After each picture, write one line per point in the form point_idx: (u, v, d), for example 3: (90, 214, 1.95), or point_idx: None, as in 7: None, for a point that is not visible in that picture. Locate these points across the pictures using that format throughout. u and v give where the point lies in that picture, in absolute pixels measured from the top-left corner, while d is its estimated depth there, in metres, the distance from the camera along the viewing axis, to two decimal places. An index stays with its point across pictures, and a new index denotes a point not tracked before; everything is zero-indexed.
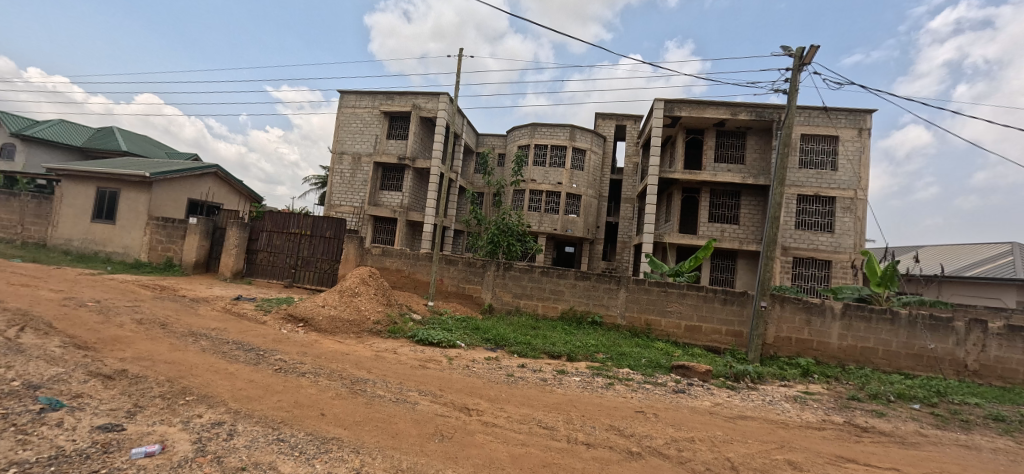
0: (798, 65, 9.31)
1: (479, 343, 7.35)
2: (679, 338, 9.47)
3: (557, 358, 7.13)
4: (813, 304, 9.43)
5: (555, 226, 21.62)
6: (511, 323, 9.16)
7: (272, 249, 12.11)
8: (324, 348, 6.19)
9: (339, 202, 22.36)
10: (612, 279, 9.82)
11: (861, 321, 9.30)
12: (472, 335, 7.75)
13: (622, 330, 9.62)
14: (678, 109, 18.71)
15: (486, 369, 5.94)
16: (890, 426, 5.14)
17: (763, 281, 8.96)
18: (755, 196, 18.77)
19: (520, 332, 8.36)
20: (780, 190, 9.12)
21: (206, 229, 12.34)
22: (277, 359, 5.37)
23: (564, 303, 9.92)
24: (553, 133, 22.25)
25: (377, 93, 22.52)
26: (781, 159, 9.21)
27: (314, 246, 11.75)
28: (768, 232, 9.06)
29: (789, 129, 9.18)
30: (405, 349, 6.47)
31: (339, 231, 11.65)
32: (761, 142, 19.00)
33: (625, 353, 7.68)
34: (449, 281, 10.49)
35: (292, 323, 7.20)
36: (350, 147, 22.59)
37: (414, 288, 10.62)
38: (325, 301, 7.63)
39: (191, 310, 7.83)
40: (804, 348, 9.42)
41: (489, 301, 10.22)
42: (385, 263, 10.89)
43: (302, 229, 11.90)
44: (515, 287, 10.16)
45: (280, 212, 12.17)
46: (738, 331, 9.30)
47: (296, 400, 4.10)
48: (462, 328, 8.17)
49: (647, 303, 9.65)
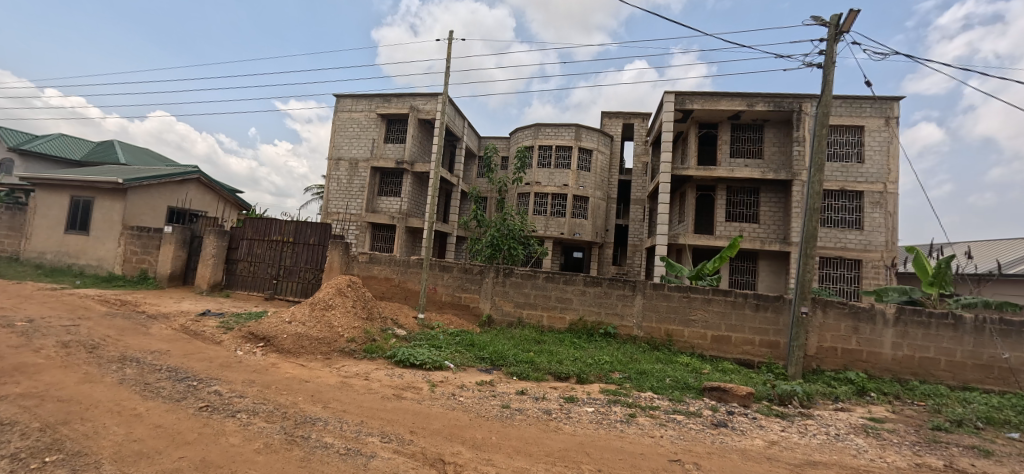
0: (834, 35, 8.14)
1: (472, 363, 6.19)
2: (705, 350, 8.26)
3: (565, 380, 5.95)
4: (860, 308, 8.17)
5: (562, 230, 20.50)
6: (511, 337, 7.98)
7: (253, 258, 11.11)
8: (279, 373, 5.10)
9: (336, 210, 21.46)
10: (626, 284, 8.62)
11: (918, 328, 8.03)
12: (465, 353, 6.59)
13: (639, 342, 8.42)
14: (690, 101, 17.55)
15: (476, 398, 4.78)
16: (1006, 471, 3.91)
17: (804, 282, 7.75)
18: (776, 192, 17.45)
19: (521, 348, 7.17)
20: (819, 179, 7.89)
21: (183, 238, 11.39)
22: (210, 392, 4.30)
23: (573, 312, 8.75)
24: (558, 133, 21.20)
25: (373, 95, 21.63)
26: (818, 141, 7.99)
27: (297, 254, 10.72)
28: (807, 226, 7.84)
29: (826, 108, 7.99)
30: (379, 373, 5.34)
31: (324, 236, 10.57)
32: (780, 134, 17.74)
33: (647, 371, 6.47)
34: (442, 290, 9.37)
35: (252, 342, 6.14)
36: (347, 152, 21.72)
37: (405, 299, 9.49)
38: (293, 316, 6.54)
39: (142, 329, 6.80)
40: (852, 360, 8.14)
41: (488, 312, 9.08)
42: (373, 271, 9.77)
43: (284, 236, 10.89)
44: (517, 295, 9.01)
45: (261, 218, 11.22)
46: (774, 341, 8.07)
47: (204, 457, 3.00)
48: (454, 344, 7.04)
49: (667, 311, 8.45)
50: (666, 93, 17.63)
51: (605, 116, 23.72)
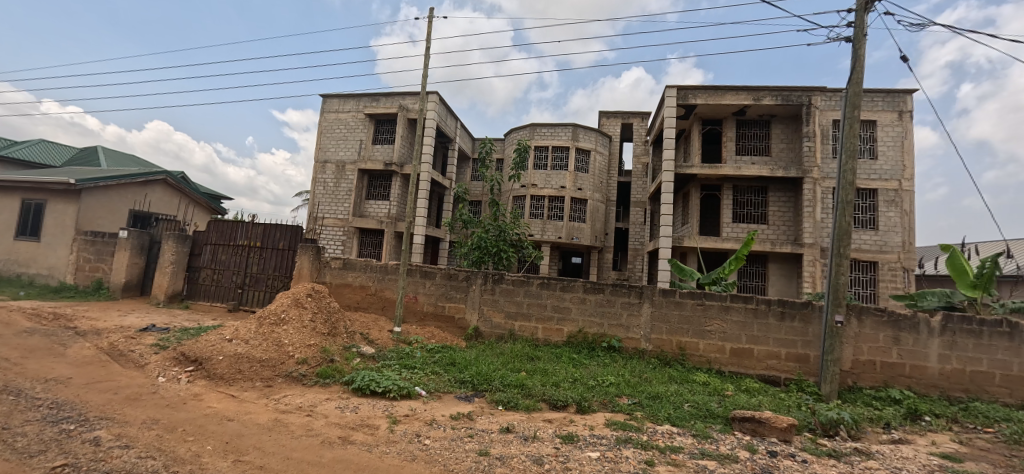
0: (864, 5, 7.18)
1: (449, 388, 5.08)
2: (724, 366, 7.21)
3: (562, 409, 4.86)
4: (901, 316, 7.13)
5: (560, 234, 19.46)
6: (501, 353, 6.87)
7: (217, 265, 10.03)
8: (198, 409, 4.03)
9: (321, 214, 20.39)
10: (631, 291, 7.55)
11: (967, 338, 7.00)
12: (443, 374, 5.51)
13: (648, 357, 7.35)
14: (693, 96, 16.61)
15: (447, 441, 3.72)
16: None
17: (837, 287, 6.72)
18: (785, 191, 16.47)
19: (511, 367, 6.07)
20: (852, 166, 6.89)
21: (141, 244, 10.32)
22: (84, 442, 3.23)
23: (571, 323, 7.68)
24: (554, 133, 20.24)
25: (360, 95, 20.64)
26: (850, 124, 7.02)
27: (264, 260, 9.60)
28: (839, 221, 6.85)
29: (857, 87, 7.06)
30: (328, 406, 4.23)
31: (294, 241, 9.47)
32: (788, 130, 16.78)
33: (662, 395, 5.41)
34: (424, 299, 8.27)
35: (182, 366, 5.06)
36: (333, 154, 20.70)
37: (381, 310, 8.38)
38: (235, 333, 5.46)
39: (57, 350, 5.72)
40: (894, 375, 7.08)
41: (475, 324, 7.99)
42: (347, 279, 8.64)
43: (251, 240, 9.80)
44: (507, 305, 7.94)
45: (226, 221, 10.17)
46: (802, 354, 7.05)
47: None
48: (432, 363, 5.94)
49: (679, 322, 7.38)
50: (667, 87, 16.69)
51: (604, 115, 22.76)
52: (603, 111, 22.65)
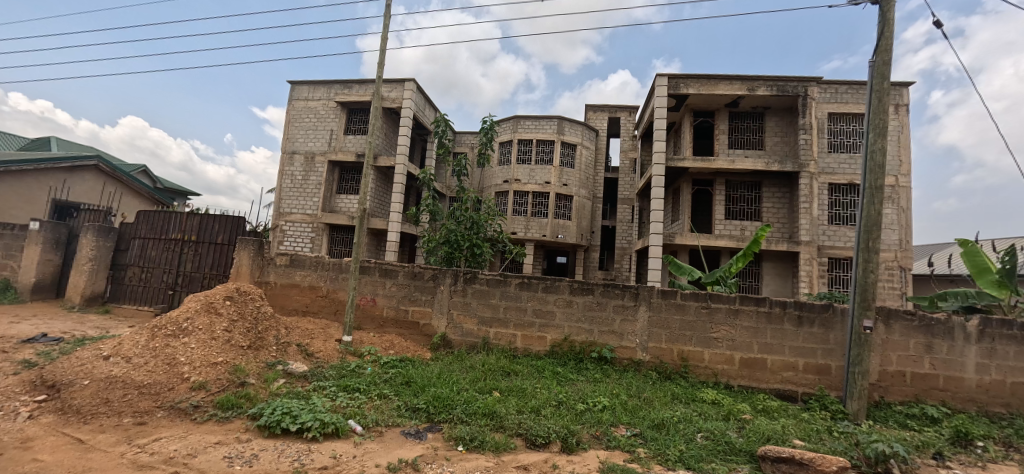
0: None
1: (398, 420, 3.89)
2: (733, 379, 6.18)
3: (543, 448, 3.71)
4: (934, 320, 6.18)
5: (544, 232, 18.37)
6: (471, 367, 5.70)
7: (146, 263, 8.65)
8: (12, 468, 2.78)
9: (288, 210, 18.91)
10: (626, 292, 6.45)
11: (1008, 345, 6.10)
12: (393, 399, 4.33)
13: (644, 370, 6.27)
14: (685, 85, 15.68)
15: None
16: None
17: (865, 287, 5.75)
18: (780, 186, 15.68)
19: (481, 387, 4.90)
20: (883, 147, 5.93)
21: (56, 239, 8.88)
22: None
23: (555, 330, 6.56)
24: (539, 125, 19.11)
25: (331, 82, 19.18)
26: (878, 98, 6.02)
27: (200, 256, 8.24)
28: (867, 211, 5.89)
29: (886, 55, 6.08)
30: (213, 456, 3.02)
31: (234, 234, 8.13)
32: (782, 123, 15.99)
33: (668, 424, 4.31)
34: (383, 302, 7.03)
35: (33, 394, 3.78)
36: (302, 145, 19.21)
37: (334, 315, 7.13)
38: (118, 350, 4.21)
39: None
40: (926, 388, 6.14)
41: (442, 332, 6.80)
42: (294, 278, 7.32)
43: (185, 234, 8.44)
44: (481, 309, 6.76)
45: (157, 212, 8.82)
46: (823, 365, 6.09)
47: None
48: (381, 383, 4.72)
49: (681, 328, 6.32)
50: (658, 75, 15.71)
51: (590, 109, 21.72)
52: (589, 105, 21.62)
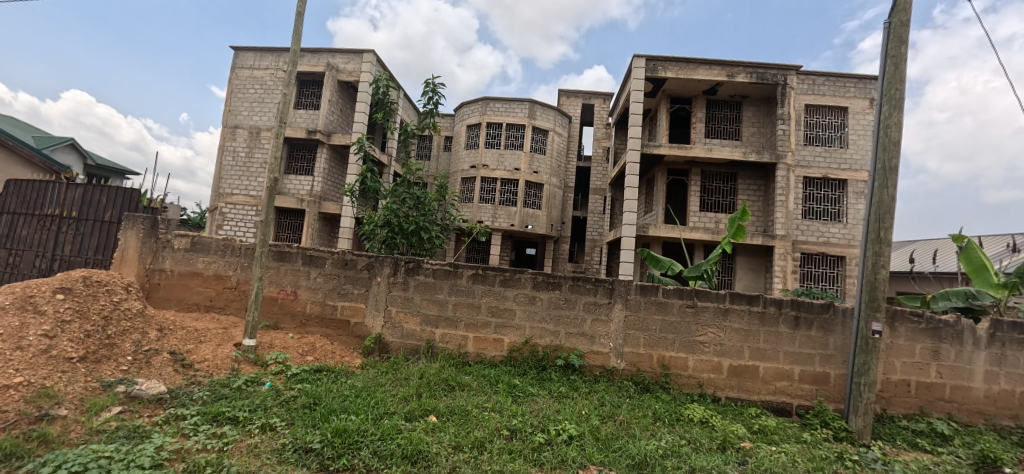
0: None
1: (277, 469, 2.70)
2: (720, 391, 5.28)
3: None
4: (943, 324, 5.43)
5: (512, 221, 17.25)
6: (405, 381, 4.51)
7: (14, 244, 6.99)
8: None
9: (229, 190, 17.02)
10: (599, 287, 5.42)
11: (1020, 352, 5.42)
12: (278, 434, 3.10)
13: (618, 379, 5.28)
14: (662, 68, 14.76)
15: None
16: None
17: (873, 285, 4.91)
18: (755, 179, 15.12)
19: (409, 411, 3.71)
20: (898, 123, 5.03)
21: None
22: None
23: (514, 332, 5.47)
24: (508, 108, 17.86)
25: (280, 50, 17.28)
26: (894, 65, 5.09)
27: (82, 236, 6.69)
28: (877, 197, 5.02)
29: (904, 14, 5.10)
30: None
31: (125, 209, 6.60)
32: (759, 113, 15.38)
33: (652, 463, 3.28)
34: (306, 296, 5.73)
35: None
36: (246, 119, 17.28)
37: (244, 310, 5.79)
38: None
39: None
40: (931, 400, 5.42)
41: (377, 333, 5.58)
42: (194, 265, 5.89)
43: (64, 209, 6.84)
44: (426, 306, 5.58)
45: (31, 181, 7.13)
46: (821, 374, 5.26)
47: None
48: (272, 409, 3.49)
49: (662, 331, 5.34)
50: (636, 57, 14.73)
51: (563, 94, 20.63)
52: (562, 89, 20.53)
